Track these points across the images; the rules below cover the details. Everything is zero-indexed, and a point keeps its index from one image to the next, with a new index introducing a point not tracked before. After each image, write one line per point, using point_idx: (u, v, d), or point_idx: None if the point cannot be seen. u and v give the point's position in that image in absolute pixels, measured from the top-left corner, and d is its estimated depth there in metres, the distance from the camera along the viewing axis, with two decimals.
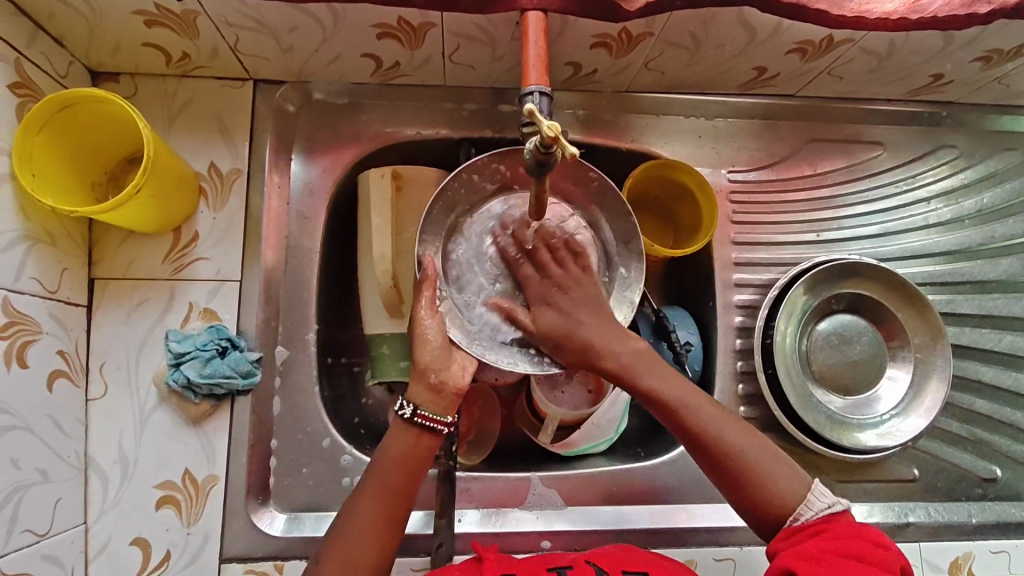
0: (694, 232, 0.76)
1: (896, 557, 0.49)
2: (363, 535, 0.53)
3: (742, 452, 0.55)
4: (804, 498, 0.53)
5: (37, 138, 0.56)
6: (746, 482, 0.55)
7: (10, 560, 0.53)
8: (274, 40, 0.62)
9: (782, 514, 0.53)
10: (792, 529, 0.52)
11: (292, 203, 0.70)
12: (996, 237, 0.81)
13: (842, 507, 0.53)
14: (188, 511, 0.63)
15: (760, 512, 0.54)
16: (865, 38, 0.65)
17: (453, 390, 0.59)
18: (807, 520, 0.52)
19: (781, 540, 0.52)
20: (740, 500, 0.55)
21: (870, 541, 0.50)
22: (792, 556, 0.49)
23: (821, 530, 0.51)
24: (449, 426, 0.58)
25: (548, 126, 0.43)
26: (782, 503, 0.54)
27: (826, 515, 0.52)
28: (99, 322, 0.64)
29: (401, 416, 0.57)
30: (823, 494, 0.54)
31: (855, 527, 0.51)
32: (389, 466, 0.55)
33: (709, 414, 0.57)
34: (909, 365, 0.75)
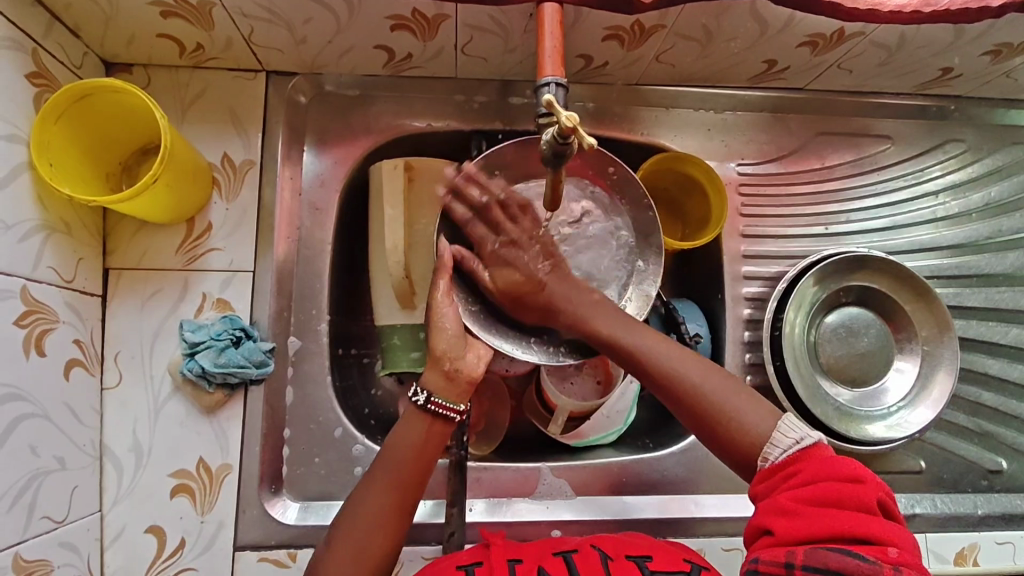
0: (702, 226, 0.76)
1: (875, 489, 0.47)
2: (375, 524, 0.53)
3: (705, 391, 0.55)
4: (771, 436, 0.52)
5: (54, 128, 0.56)
6: (710, 418, 0.54)
7: (29, 546, 0.53)
8: (288, 31, 0.62)
9: (751, 452, 0.52)
10: (765, 473, 0.51)
11: (304, 194, 0.71)
12: (1003, 232, 0.81)
13: (812, 440, 0.51)
14: (202, 499, 0.64)
15: (730, 449, 0.53)
16: (876, 31, 0.65)
17: (466, 378, 0.58)
18: (776, 460, 0.51)
19: (759, 484, 0.51)
20: (707, 435, 0.55)
21: (844, 478, 0.48)
22: (769, 512, 0.49)
23: (794, 472, 0.50)
24: (462, 415, 0.58)
25: (567, 116, 0.44)
26: (748, 439, 0.53)
27: (796, 453, 0.50)
28: (114, 312, 0.65)
29: (415, 403, 0.57)
30: (790, 429, 0.52)
31: (827, 463, 0.49)
32: (403, 454, 0.56)
33: (673, 354, 0.58)
34: (916, 357, 0.76)
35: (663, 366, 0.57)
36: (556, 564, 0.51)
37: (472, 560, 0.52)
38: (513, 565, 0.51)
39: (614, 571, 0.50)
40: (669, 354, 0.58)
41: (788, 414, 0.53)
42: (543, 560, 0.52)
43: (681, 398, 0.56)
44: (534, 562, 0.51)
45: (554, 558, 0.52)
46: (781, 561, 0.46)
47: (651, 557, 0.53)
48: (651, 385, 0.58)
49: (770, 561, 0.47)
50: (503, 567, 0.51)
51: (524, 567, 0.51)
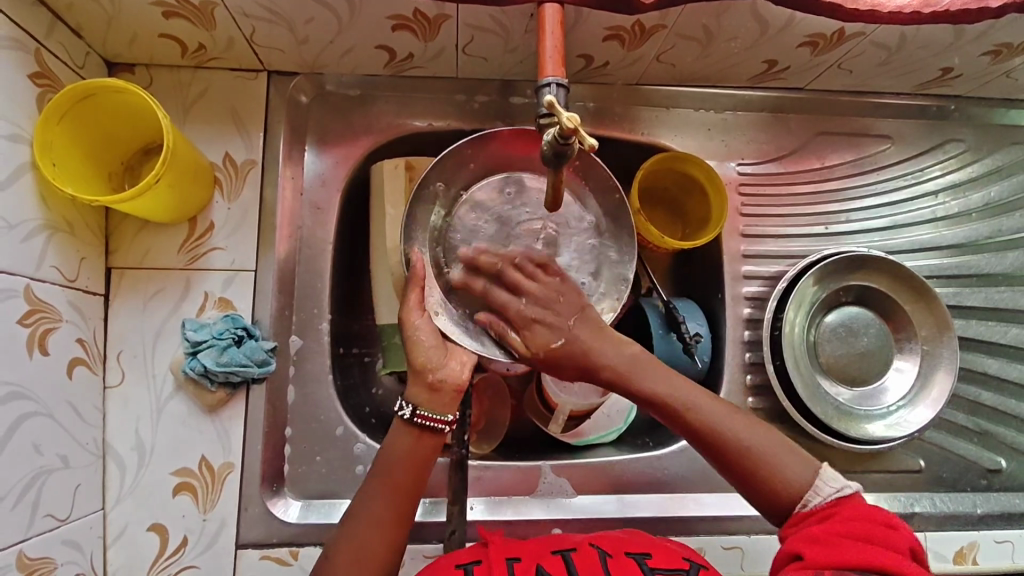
0: (702, 226, 0.77)
1: (908, 538, 0.50)
2: (373, 528, 0.53)
3: (748, 445, 0.55)
4: (813, 483, 0.54)
5: (57, 128, 0.56)
6: (754, 474, 0.55)
7: (32, 544, 0.54)
8: (289, 31, 0.63)
9: (793, 500, 0.54)
10: (802, 514, 0.53)
11: (305, 193, 0.71)
12: (1002, 231, 0.82)
13: (851, 490, 0.53)
14: (204, 498, 0.64)
15: (772, 502, 0.54)
16: (876, 31, 0.65)
17: (452, 387, 0.59)
18: (816, 505, 0.53)
19: (790, 524, 0.53)
20: (747, 484, 0.55)
21: (880, 523, 0.50)
22: (802, 540, 0.50)
23: (830, 512, 0.52)
24: (450, 425, 0.58)
25: (567, 117, 0.44)
26: (792, 492, 0.54)
27: (835, 499, 0.53)
28: (116, 311, 0.65)
29: (401, 417, 0.58)
30: (832, 479, 0.54)
31: (865, 508, 0.51)
32: (396, 464, 0.56)
33: (708, 404, 0.57)
34: (915, 357, 0.76)
35: (705, 422, 0.56)
36: (555, 563, 0.51)
37: (471, 559, 0.53)
38: (512, 564, 0.51)
39: (615, 568, 0.51)
40: (710, 408, 0.57)
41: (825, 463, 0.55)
42: (542, 559, 0.52)
43: (723, 454, 0.55)
44: (532, 560, 0.51)
45: (553, 557, 0.52)
46: None
47: (650, 554, 0.53)
48: (692, 441, 0.57)
49: None
50: (500, 566, 0.51)
51: (522, 565, 0.51)
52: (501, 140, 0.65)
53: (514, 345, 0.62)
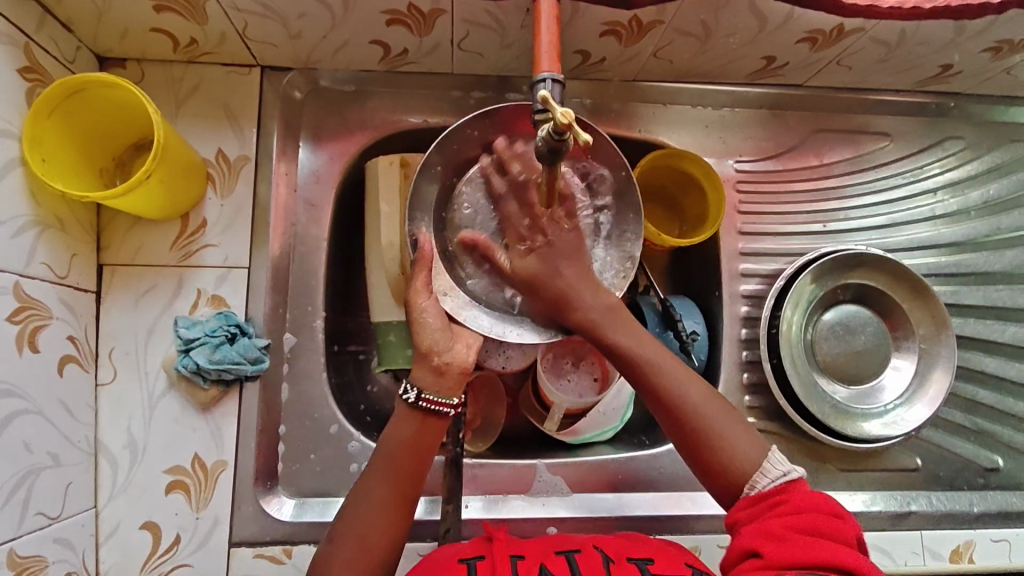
0: (699, 224, 0.76)
1: (853, 526, 0.50)
2: (376, 520, 0.53)
3: (704, 417, 0.55)
4: (760, 466, 0.53)
5: (47, 123, 0.56)
6: (705, 446, 0.54)
7: (23, 543, 0.53)
8: (282, 25, 0.62)
9: (740, 480, 0.53)
10: (751, 500, 0.52)
11: (300, 190, 0.70)
12: (1001, 230, 0.81)
13: (798, 475, 0.52)
14: (197, 496, 0.64)
15: (719, 478, 0.54)
16: (875, 27, 0.65)
17: (458, 370, 0.58)
18: (763, 489, 0.52)
19: (741, 510, 0.52)
20: (695, 456, 0.55)
21: (827, 511, 0.50)
22: (756, 535, 0.49)
23: (780, 501, 0.51)
24: (456, 408, 0.58)
25: (561, 113, 0.44)
26: (740, 470, 0.53)
27: (783, 483, 0.52)
28: (109, 308, 0.64)
29: (405, 401, 0.57)
30: (780, 462, 0.53)
31: (811, 495, 0.51)
32: (399, 450, 0.56)
33: (670, 373, 0.57)
34: (913, 355, 0.76)
35: (669, 388, 0.57)
36: (558, 563, 0.51)
37: (474, 553, 0.52)
38: (516, 562, 0.51)
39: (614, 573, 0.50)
40: (677, 377, 0.57)
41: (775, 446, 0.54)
42: (546, 559, 0.51)
43: (681, 423, 0.56)
44: (537, 559, 0.51)
45: (557, 557, 0.52)
46: None
47: (653, 560, 0.53)
48: (653, 406, 0.58)
49: None
50: (505, 564, 0.50)
51: (526, 563, 0.51)
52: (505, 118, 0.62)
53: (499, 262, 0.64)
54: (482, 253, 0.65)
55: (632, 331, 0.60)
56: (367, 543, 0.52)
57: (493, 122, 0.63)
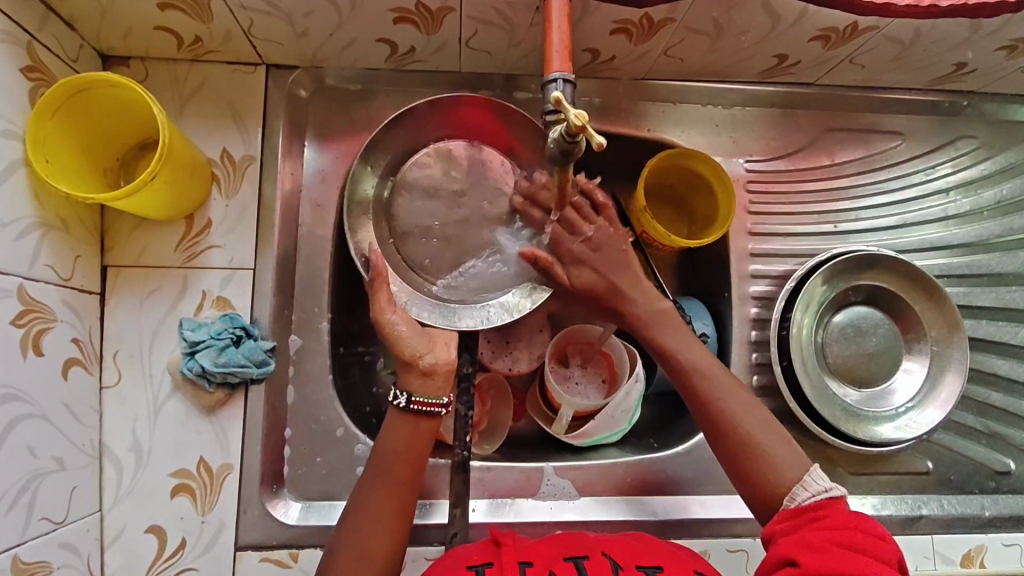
0: (709, 224, 0.75)
1: (897, 551, 0.48)
2: (375, 529, 0.53)
3: (749, 429, 0.56)
4: (802, 479, 0.53)
5: (50, 124, 0.55)
6: (746, 457, 0.55)
7: (28, 548, 0.53)
8: (288, 23, 0.61)
9: (779, 493, 0.53)
10: (791, 511, 0.51)
11: (305, 190, 0.70)
12: (1014, 230, 0.80)
13: (840, 493, 0.51)
14: (202, 500, 0.63)
15: (755, 486, 0.54)
16: (890, 25, 0.64)
17: (444, 370, 0.58)
18: (803, 501, 0.51)
19: (779, 522, 0.52)
20: (738, 468, 0.55)
21: (871, 533, 0.49)
22: (794, 545, 0.48)
23: (820, 517, 0.50)
24: (446, 407, 0.58)
25: (575, 115, 0.43)
26: (778, 484, 0.53)
27: (825, 499, 0.51)
28: (113, 309, 0.64)
29: (395, 406, 0.57)
30: (821, 478, 0.53)
31: (856, 516, 0.50)
32: (393, 460, 0.55)
33: (718, 383, 0.58)
34: (925, 358, 0.75)
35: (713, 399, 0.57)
36: (566, 569, 0.50)
37: (483, 560, 0.51)
38: (524, 567, 0.50)
39: None
40: (723, 389, 0.58)
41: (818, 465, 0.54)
42: (555, 564, 0.51)
43: (725, 432, 0.56)
44: (545, 566, 0.50)
45: (566, 564, 0.51)
46: None
47: (660, 567, 0.52)
48: (697, 414, 0.58)
49: None
50: (513, 568, 0.50)
51: (535, 570, 0.50)
52: (416, 116, 0.67)
53: (557, 276, 0.65)
54: (541, 267, 0.65)
55: (688, 338, 0.61)
56: (366, 550, 0.51)
57: (406, 123, 0.67)
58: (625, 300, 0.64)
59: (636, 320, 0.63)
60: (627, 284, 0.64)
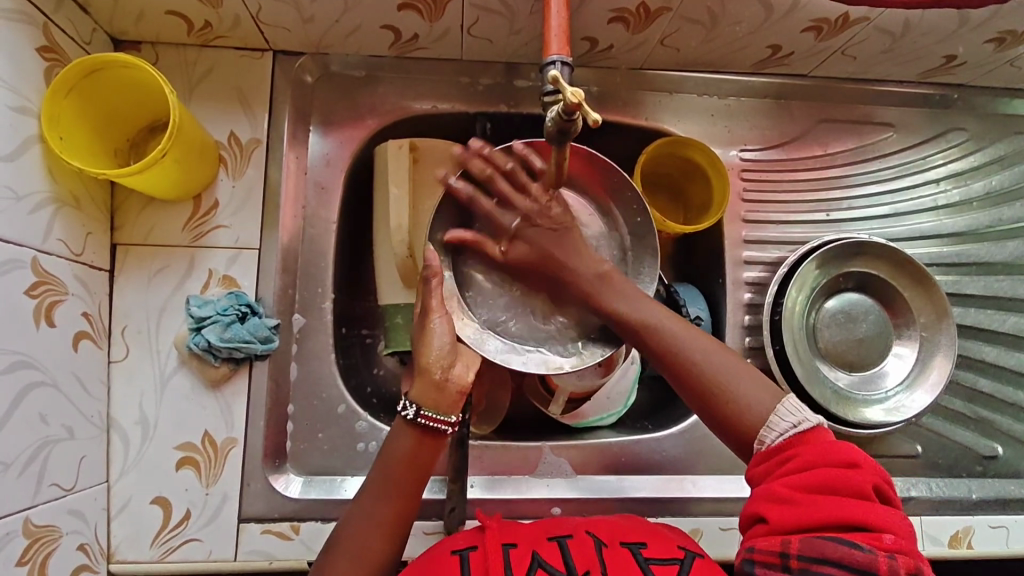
0: (704, 211, 0.77)
1: (871, 475, 0.48)
2: (370, 529, 0.53)
3: (709, 369, 0.56)
4: (768, 420, 0.53)
5: (64, 101, 0.57)
6: (713, 397, 0.55)
7: (38, 512, 0.54)
8: (295, 9, 0.63)
9: (751, 437, 0.53)
10: (762, 455, 0.52)
11: (310, 173, 0.72)
12: (1002, 220, 0.82)
13: (811, 424, 0.52)
14: (207, 472, 0.65)
15: (726, 426, 0.55)
16: (880, 17, 0.66)
17: (456, 388, 0.57)
18: (771, 443, 0.52)
19: (756, 467, 0.52)
20: (707, 411, 0.56)
21: (841, 463, 0.48)
22: (764, 499, 0.50)
23: (789, 457, 0.50)
24: (453, 426, 0.56)
25: (572, 92, 0.44)
26: (746, 419, 0.54)
27: (794, 436, 0.51)
28: (122, 286, 0.65)
29: (405, 417, 0.56)
30: (790, 413, 0.53)
31: (823, 449, 0.49)
32: (394, 466, 0.55)
33: (672, 331, 0.58)
34: (915, 343, 0.77)
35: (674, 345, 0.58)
36: (551, 549, 0.51)
37: (467, 544, 0.53)
38: (508, 549, 0.51)
39: (609, 556, 0.51)
40: (679, 337, 0.58)
41: (791, 396, 0.54)
42: (538, 545, 0.52)
43: (686, 378, 0.57)
44: (529, 547, 0.52)
45: (550, 543, 0.52)
46: (777, 551, 0.46)
47: (646, 543, 0.54)
48: (659, 366, 0.59)
49: (766, 550, 0.47)
50: (497, 553, 0.51)
51: (518, 551, 0.51)
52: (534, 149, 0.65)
53: (490, 253, 0.65)
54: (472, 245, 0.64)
55: (635, 298, 0.61)
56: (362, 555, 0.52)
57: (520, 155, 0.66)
58: (559, 267, 0.63)
59: (578, 288, 0.62)
60: (560, 254, 0.62)
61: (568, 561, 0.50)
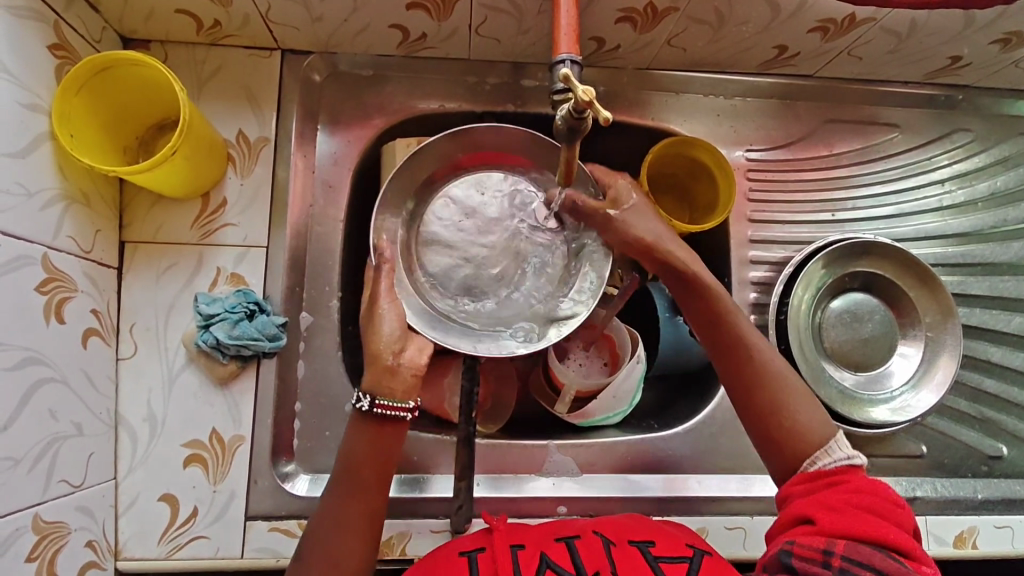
0: (709, 211, 0.77)
1: (911, 518, 0.50)
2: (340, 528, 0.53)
3: (783, 388, 0.56)
4: (825, 446, 0.54)
5: (76, 99, 0.57)
6: (777, 418, 0.55)
7: (47, 508, 0.54)
8: (304, 7, 0.63)
9: (801, 459, 0.54)
10: (809, 475, 0.53)
11: (318, 171, 0.72)
12: (1007, 221, 0.82)
13: (860, 463, 0.52)
14: (214, 469, 0.65)
15: (778, 443, 0.55)
16: (887, 17, 0.66)
17: (410, 372, 0.58)
18: (823, 467, 0.53)
19: (797, 485, 0.53)
20: (764, 422, 0.56)
21: (887, 499, 0.50)
22: (809, 507, 0.50)
23: (838, 481, 0.51)
24: (411, 412, 0.57)
25: (583, 90, 0.44)
26: (802, 442, 0.54)
27: (845, 466, 0.52)
28: (130, 283, 0.66)
29: (359, 410, 0.56)
30: (844, 446, 0.53)
31: (872, 482, 0.51)
32: (350, 459, 0.55)
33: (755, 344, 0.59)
34: (920, 343, 0.77)
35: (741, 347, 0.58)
36: (559, 550, 0.51)
37: (475, 546, 0.53)
38: (516, 551, 0.51)
39: (620, 556, 0.51)
40: (760, 350, 0.58)
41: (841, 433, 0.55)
42: (546, 546, 0.52)
43: (757, 386, 0.57)
44: (536, 548, 0.52)
45: (557, 544, 0.52)
46: (820, 548, 0.47)
47: (655, 542, 0.54)
48: (730, 368, 0.58)
49: (808, 547, 0.47)
50: (505, 554, 0.51)
51: (526, 553, 0.51)
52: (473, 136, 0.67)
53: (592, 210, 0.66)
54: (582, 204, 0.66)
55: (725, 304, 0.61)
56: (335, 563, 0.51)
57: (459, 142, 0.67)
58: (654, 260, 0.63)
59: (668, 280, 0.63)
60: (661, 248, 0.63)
61: (578, 561, 0.50)
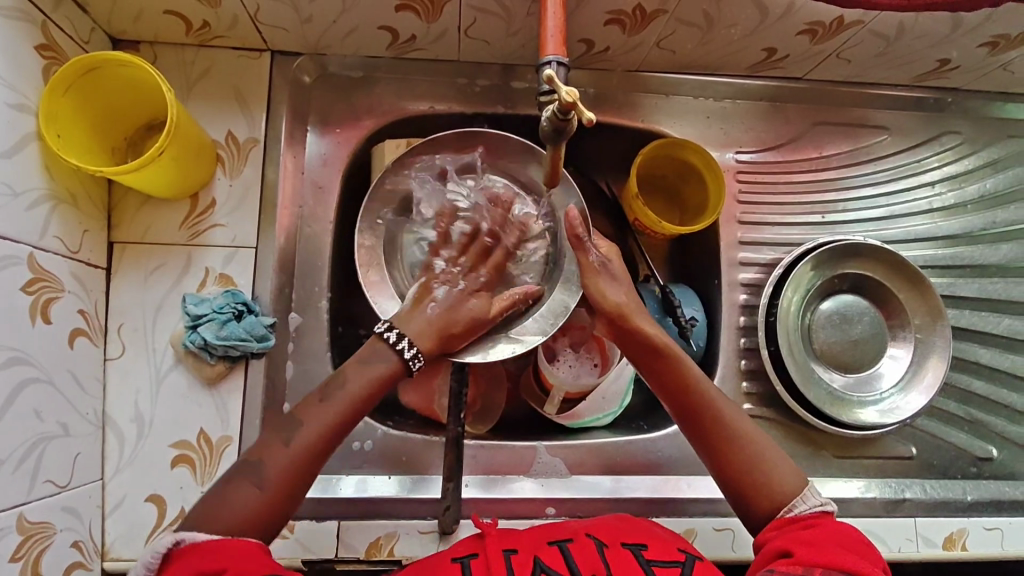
0: (698, 213, 0.77)
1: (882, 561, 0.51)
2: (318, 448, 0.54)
3: (749, 442, 0.57)
4: (800, 493, 0.55)
5: (63, 101, 0.57)
6: (748, 474, 0.56)
7: (32, 508, 0.54)
8: (293, 8, 0.63)
9: (776, 507, 0.55)
10: (786, 520, 0.54)
11: (307, 172, 0.72)
12: (996, 223, 0.83)
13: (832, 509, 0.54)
14: (201, 470, 0.64)
15: (750, 496, 0.56)
16: (874, 20, 0.66)
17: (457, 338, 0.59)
18: (799, 512, 0.54)
19: (771, 530, 0.53)
20: (734, 478, 0.57)
21: (860, 541, 0.51)
22: (785, 545, 0.51)
23: (812, 523, 0.52)
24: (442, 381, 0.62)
25: (567, 91, 0.45)
26: (775, 493, 0.55)
27: (818, 512, 0.54)
28: (118, 283, 0.66)
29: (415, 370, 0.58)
30: (817, 494, 0.55)
31: (844, 526, 0.52)
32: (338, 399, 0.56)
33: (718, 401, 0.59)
34: (909, 344, 0.77)
35: (708, 410, 0.59)
36: (553, 554, 0.52)
37: (467, 551, 0.53)
38: (508, 556, 0.51)
39: (612, 559, 0.51)
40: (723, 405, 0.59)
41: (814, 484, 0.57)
42: (539, 550, 0.52)
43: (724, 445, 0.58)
44: (529, 552, 0.52)
45: (550, 549, 0.53)
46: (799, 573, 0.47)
47: (646, 545, 0.54)
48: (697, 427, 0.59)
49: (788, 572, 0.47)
50: (497, 559, 0.51)
51: (519, 557, 0.51)
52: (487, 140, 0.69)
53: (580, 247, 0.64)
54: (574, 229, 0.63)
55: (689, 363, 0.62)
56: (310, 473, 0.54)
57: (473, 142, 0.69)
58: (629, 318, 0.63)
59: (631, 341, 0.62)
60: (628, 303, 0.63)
61: (571, 565, 0.50)
